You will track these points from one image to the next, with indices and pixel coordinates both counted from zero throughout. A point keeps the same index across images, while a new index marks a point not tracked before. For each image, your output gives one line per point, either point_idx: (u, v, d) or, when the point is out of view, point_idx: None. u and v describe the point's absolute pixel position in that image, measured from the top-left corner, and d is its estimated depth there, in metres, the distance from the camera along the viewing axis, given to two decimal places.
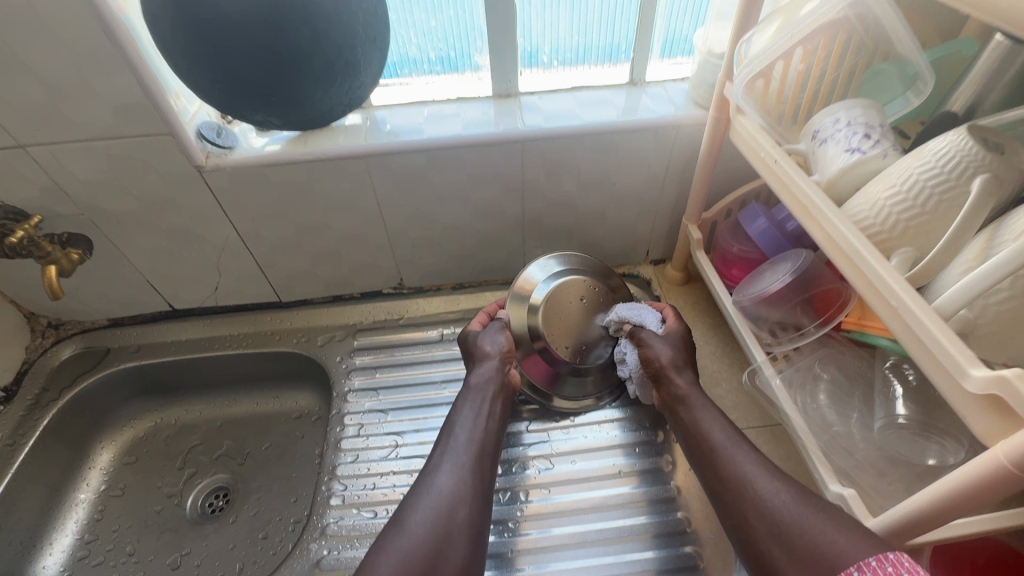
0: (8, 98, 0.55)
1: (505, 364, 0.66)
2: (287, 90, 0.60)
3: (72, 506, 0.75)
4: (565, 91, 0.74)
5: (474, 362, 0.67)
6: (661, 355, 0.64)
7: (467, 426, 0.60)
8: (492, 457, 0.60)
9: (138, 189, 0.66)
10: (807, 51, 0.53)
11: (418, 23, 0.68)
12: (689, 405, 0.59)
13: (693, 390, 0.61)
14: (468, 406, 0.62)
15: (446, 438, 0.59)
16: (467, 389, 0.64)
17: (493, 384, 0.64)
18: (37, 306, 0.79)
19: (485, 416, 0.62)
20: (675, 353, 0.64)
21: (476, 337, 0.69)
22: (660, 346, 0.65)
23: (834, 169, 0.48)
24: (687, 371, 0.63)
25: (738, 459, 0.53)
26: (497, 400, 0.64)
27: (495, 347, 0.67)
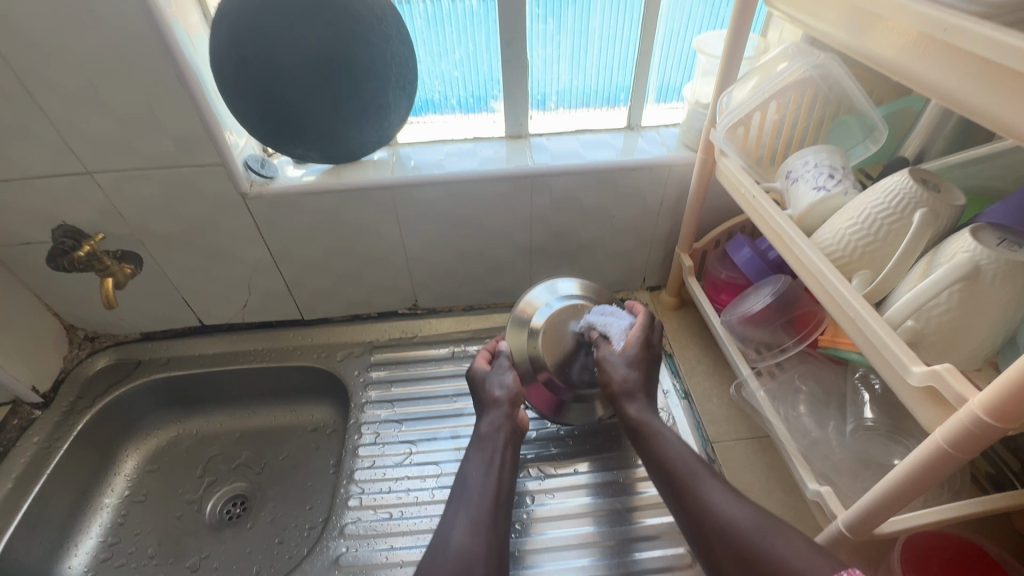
0: (86, 132, 0.64)
1: (514, 409, 0.67)
2: (327, 127, 0.68)
3: (98, 510, 0.79)
4: (570, 133, 0.83)
5: (483, 407, 0.68)
6: (618, 381, 0.65)
7: (477, 479, 0.60)
8: (507, 509, 0.60)
9: (186, 212, 0.73)
10: (780, 104, 0.62)
11: (442, 73, 0.78)
12: (657, 439, 0.61)
13: (651, 418, 0.63)
14: (479, 457, 0.62)
15: (460, 493, 0.59)
16: (478, 439, 0.65)
17: (503, 431, 0.65)
18: (77, 319, 0.85)
19: (496, 468, 0.62)
20: (631, 373, 0.65)
21: (488, 377, 0.69)
22: (613, 367, 0.66)
23: (804, 204, 0.56)
24: (641, 395, 0.65)
25: (708, 491, 0.55)
26: (507, 449, 0.64)
27: (507, 389, 0.67)
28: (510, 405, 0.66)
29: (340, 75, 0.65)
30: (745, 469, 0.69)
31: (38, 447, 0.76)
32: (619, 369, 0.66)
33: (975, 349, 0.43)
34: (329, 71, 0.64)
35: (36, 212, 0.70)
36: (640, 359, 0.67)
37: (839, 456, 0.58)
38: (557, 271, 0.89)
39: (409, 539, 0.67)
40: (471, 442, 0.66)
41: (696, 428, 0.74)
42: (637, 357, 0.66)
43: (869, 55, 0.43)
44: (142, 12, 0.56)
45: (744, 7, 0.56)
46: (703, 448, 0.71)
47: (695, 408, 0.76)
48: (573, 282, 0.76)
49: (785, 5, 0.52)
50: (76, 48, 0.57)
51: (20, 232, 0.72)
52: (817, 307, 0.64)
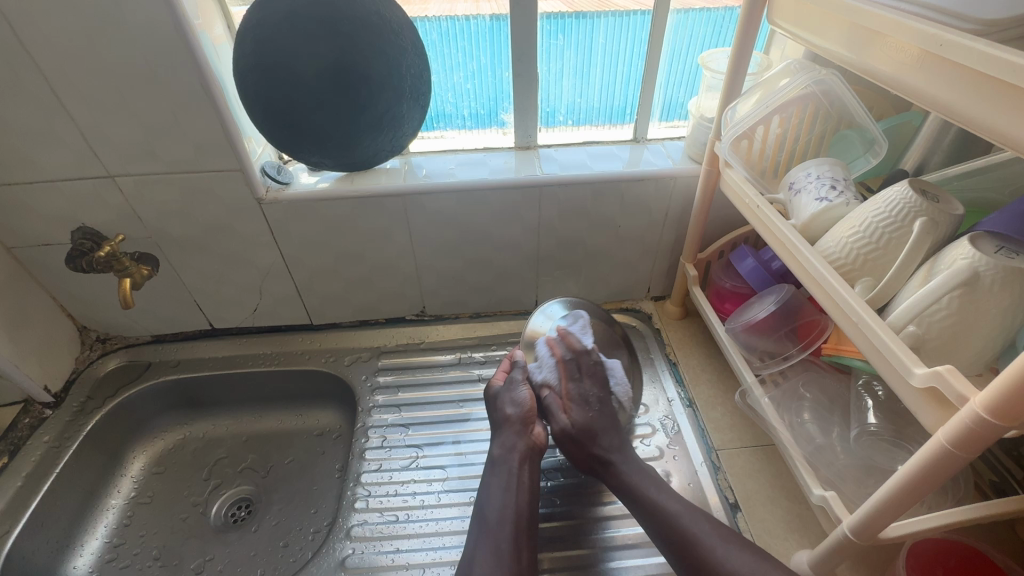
0: (112, 136, 0.66)
1: (527, 427, 0.68)
2: (343, 136, 0.70)
3: (104, 511, 0.79)
4: (578, 146, 0.85)
5: (497, 427, 0.70)
6: (600, 444, 0.66)
7: (496, 504, 0.62)
8: (528, 530, 0.61)
9: (202, 216, 0.75)
10: (783, 118, 0.64)
11: (455, 86, 0.80)
12: (650, 500, 0.60)
13: (637, 478, 0.63)
14: (496, 482, 0.64)
15: (481, 521, 0.60)
16: (493, 463, 0.66)
17: (518, 452, 0.66)
18: (90, 321, 0.87)
19: (513, 490, 0.63)
20: (598, 438, 0.67)
21: (512, 388, 0.72)
22: (572, 441, 0.67)
23: (807, 214, 0.58)
24: (616, 454, 0.65)
25: (709, 547, 0.54)
26: (524, 466, 0.65)
27: (521, 403, 0.70)
28: (522, 425, 0.68)
29: (358, 86, 0.67)
30: (750, 476, 0.69)
31: (48, 446, 0.77)
32: (582, 438, 0.67)
33: (977, 353, 0.44)
34: (348, 82, 0.66)
35: (58, 214, 0.72)
36: (593, 421, 0.68)
37: (843, 462, 0.59)
38: (563, 280, 0.90)
39: (415, 542, 0.67)
40: (485, 468, 0.67)
41: (701, 436, 0.74)
42: (582, 427, 0.67)
43: (867, 69, 0.45)
44: (172, 23, 0.58)
45: (749, 22, 0.58)
46: (708, 455, 0.72)
47: (700, 416, 0.77)
48: (561, 304, 0.79)
49: (787, 21, 0.55)
50: (106, 57, 0.60)
51: (42, 233, 0.74)
52: (820, 316, 0.66)
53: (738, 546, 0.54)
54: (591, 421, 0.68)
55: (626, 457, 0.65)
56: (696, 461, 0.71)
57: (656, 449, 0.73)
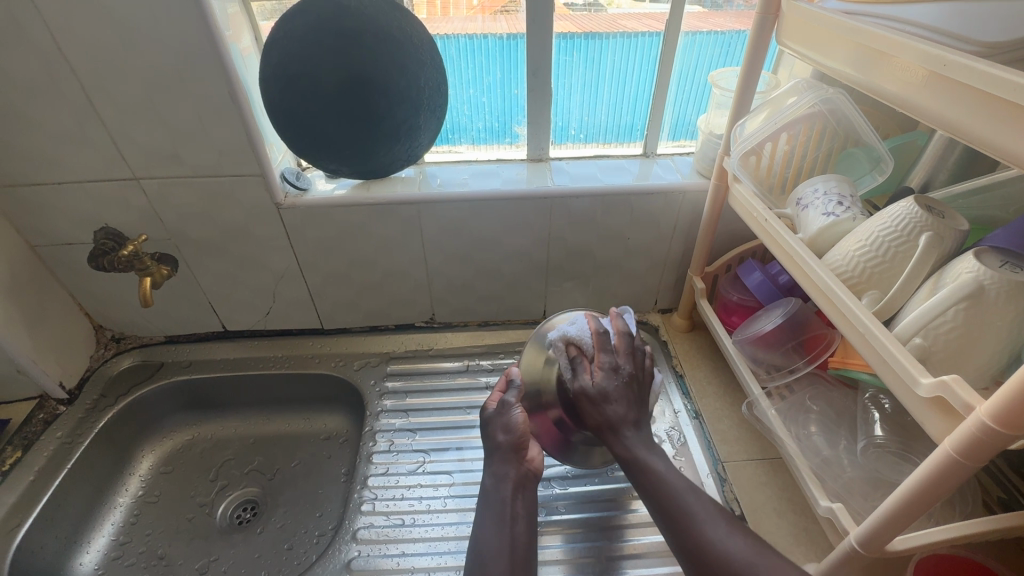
0: (139, 139, 0.68)
1: (519, 454, 0.64)
2: (361, 145, 0.72)
3: (111, 508, 0.80)
4: (589, 159, 0.87)
5: (488, 453, 0.66)
6: (612, 412, 0.60)
7: (490, 541, 0.58)
8: (526, 563, 0.57)
9: (221, 219, 0.77)
10: (791, 135, 0.65)
11: (471, 98, 0.82)
12: (652, 475, 0.57)
13: (644, 453, 0.58)
14: (490, 517, 0.61)
15: (477, 558, 0.57)
16: (486, 496, 0.63)
17: (510, 482, 0.63)
18: (106, 320, 0.88)
19: (508, 523, 0.60)
20: (613, 408, 0.60)
21: (507, 410, 0.66)
22: (586, 402, 0.61)
23: (815, 228, 0.59)
24: (629, 427, 0.60)
25: (703, 526, 0.53)
26: (517, 498, 0.62)
27: (516, 429, 0.64)
28: (515, 450, 0.64)
29: (378, 98, 0.69)
30: (756, 488, 0.69)
31: (61, 442, 0.78)
32: (596, 402, 0.60)
33: (985, 365, 0.44)
34: (368, 94, 0.68)
35: (83, 214, 0.74)
36: (614, 390, 0.60)
37: (850, 474, 0.59)
38: (571, 291, 0.92)
39: (421, 546, 0.68)
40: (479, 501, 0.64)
41: (707, 447, 0.75)
42: (600, 393, 0.60)
43: (875, 88, 0.46)
44: (204, 33, 0.61)
45: (759, 41, 0.61)
46: (714, 466, 0.72)
47: (707, 429, 0.77)
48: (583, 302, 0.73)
49: (794, 42, 0.57)
50: (140, 64, 0.62)
51: (66, 232, 0.76)
52: (828, 330, 0.66)
53: (735, 531, 0.52)
54: (612, 390, 0.60)
55: (638, 430, 0.60)
56: (703, 473, 0.72)
57: None
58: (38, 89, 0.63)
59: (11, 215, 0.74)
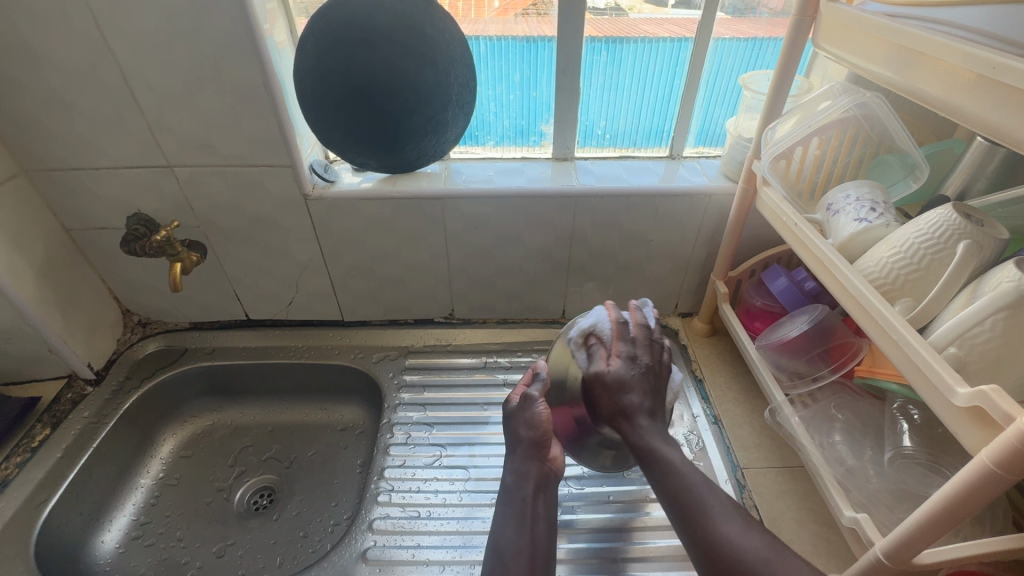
0: (175, 128, 0.70)
1: (543, 453, 0.63)
2: (388, 141, 0.73)
3: (133, 489, 0.81)
4: (614, 159, 0.87)
5: (512, 448, 0.65)
6: (627, 400, 0.58)
7: (510, 538, 0.59)
8: (545, 561, 0.58)
9: (250, 209, 0.78)
10: (822, 140, 0.65)
11: (500, 96, 0.83)
12: (667, 464, 0.55)
13: (659, 443, 0.57)
14: (511, 513, 0.61)
15: (497, 556, 0.58)
16: (507, 491, 0.63)
17: (531, 481, 0.63)
18: (134, 304, 0.90)
19: (528, 522, 0.60)
20: (632, 395, 0.58)
21: (530, 403, 0.64)
22: (602, 392, 0.59)
23: (845, 234, 0.58)
24: (644, 416, 0.58)
25: (716, 520, 0.51)
26: (538, 497, 0.62)
27: (539, 426, 0.63)
28: (537, 449, 0.63)
29: (406, 95, 0.69)
30: (776, 496, 0.68)
31: (87, 421, 0.79)
32: (611, 391, 0.59)
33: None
34: (398, 90, 0.68)
35: (117, 200, 0.76)
36: (630, 377, 0.59)
37: (876, 485, 0.58)
38: (591, 291, 0.91)
39: (436, 539, 0.68)
40: (499, 496, 0.64)
41: (726, 453, 0.74)
42: (617, 379, 0.59)
43: (915, 92, 0.46)
44: (242, 25, 0.62)
45: (794, 46, 0.60)
46: (733, 472, 0.71)
47: (726, 435, 0.76)
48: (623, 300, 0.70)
49: (831, 45, 0.56)
50: (180, 54, 0.64)
51: (100, 217, 0.78)
52: (855, 338, 0.66)
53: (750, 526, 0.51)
54: (629, 377, 0.59)
55: (653, 420, 0.58)
56: (722, 479, 0.71)
57: None
58: (80, 76, 0.65)
59: (49, 198, 0.76)
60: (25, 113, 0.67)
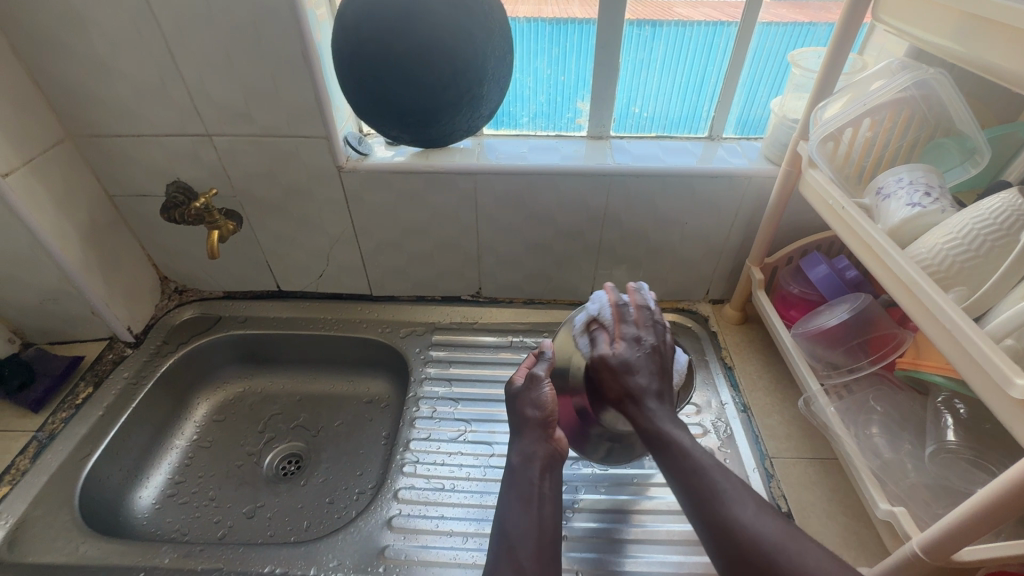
0: (215, 96, 0.70)
1: (548, 431, 0.61)
2: (420, 114, 0.60)
3: (168, 450, 0.84)
4: (650, 139, 0.84)
5: (518, 428, 0.63)
6: (634, 382, 0.56)
7: (517, 520, 0.57)
8: (552, 545, 0.57)
9: (285, 179, 0.79)
10: (874, 121, 0.61)
11: (537, 70, 0.80)
12: (674, 446, 0.53)
13: (668, 425, 0.54)
14: (517, 496, 0.59)
15: (505, 539, 0.56)
16: (513, 472, 0.61)
17: (538, 462, 0.61)
18: (171, 272, 0.93)
19: (535, 504, 0.58)
20: (639, 377, 0.56)
21: (537, 384, 0.62)
22: (606, 375, 0.58)
23: (896, 219, 0.55)
24: (652, 399, 0.56)
25: (729, 504, 0.48)
26: (544, 479, 0.60)
27: (546, 406, 0.61)
28: (542, 429, 0.61)
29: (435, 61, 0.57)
30: (805, 486, 0.67)
31: (127, 381, 0.82)
32: (618, 374, 0.57)
33: None
34: (437, 58, 0.56)
35: (158, 167, 0.78)
36: (636, 359, 0.57)
37: (914, 480, 0.56)
38: (621, 274, 0.90)
39: (459, 511, 0.69)
40: (506, 477, 0.63)
41: (754, 441, 0.72)
42: (623, 361, 0.57)
43: (988, 66, 0.43)
44: None
45: (849, 23, 0.57)
46: (762, 461, 0.70)
47: (755, 423, 0.75)
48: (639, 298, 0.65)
49: (896, 18, 0.53)
50: (221, 21, 0.64)
51: (141, 184, 0.80)
52: (898, 329, 0.64)
53: (766, 510, 0.48)
54: (634, 360, 0.57)
55: (662, 402, 0.55)
56: (749, 467, 0.70)
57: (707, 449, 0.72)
58: (125, 42, 0.66)
59: (93, 164, 0.78)
60: (72, 78, 0.69)
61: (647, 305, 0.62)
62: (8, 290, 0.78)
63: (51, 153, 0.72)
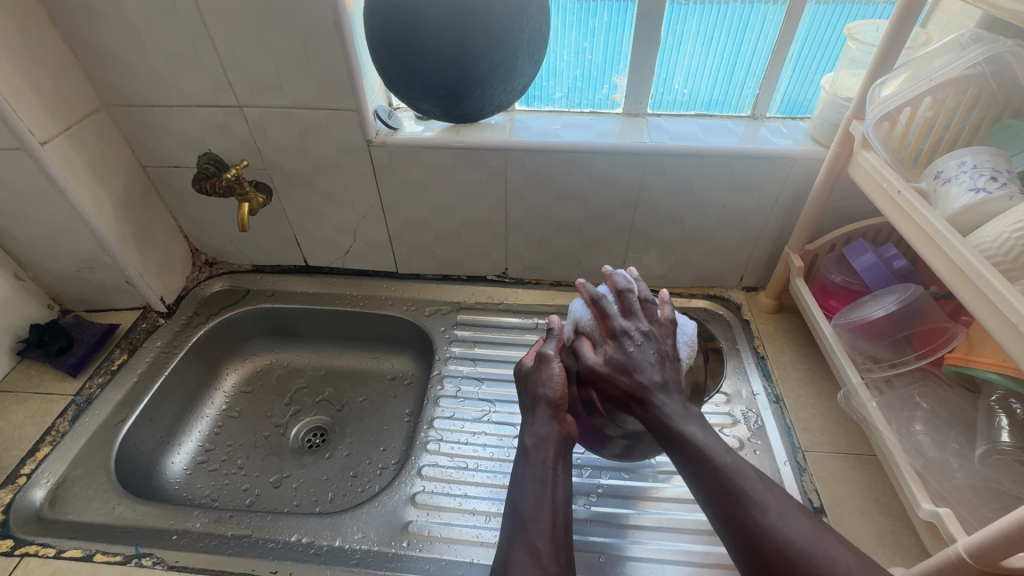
0: (246, 66, 0.69)
1: (559, 415, 0.58)
2: (452, 85, 0.54)
3: (199, 418, 0.86)
4: (689, 118, 0.81)
5: (530, 410, 0.60)
6: (638, 380, 0.52)
7: (531, 501, 0.54)
8: (565, 529, 0.53)
9: (315, 153, 0.78)
10: (936, 100, 0.57)
11: (571, 43, 0.77)
12: (688, 445, 0.48)
13: (680, 421, 0.50)
14: (530, 476, 0.56)
15: (518, 522, 0.53)
16: (526, 453, 0.57)
17: (552, 444, 0.57)
18: (202, 244, 0.94)
19: (549, 486, 0.55)
20: (643, 373, 0.52)
21: (547, 362, 0.59)
22: (605, 380, 0.53)
23: (956, 206, 0.52)
24: (661, 393, 0.51)
25: (750, 506, 0.45)
26: (558, 462, 0.56)
27: (554, 386, 0.58)
28: (552, 409, 0.58)
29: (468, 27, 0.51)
30: (839, 482, 0.65)
31: (160, 350, 0.84)
32: (618, 376, 0.52)
33: None
34: (470, 27, 0.51)
35: (190, 139, 0.78)
36: (632, 357, 0.53)
37: (960, 481, 0.54)
38: (652, 258, 0.88)
39: (483, 490, 0.69)
40: (518, 456, 0.59)
41: (787, 434, 0.70)
42: (620, 362, 0.52)
43: None
44: None
45: None
46: (794, 454, 0.68)
47: (787, 415, 0.72)
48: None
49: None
50: None
51: (173, 156, 0.80)
52: (948, 324, 0.62)
53: (795, 511, 0.45)
54: (630, 357, 0.53)
55: (671, 394, 0.51)
56: (780, 459, 0.68)
57: (736, 440, 0.70)
58: (158, 10, 0.65)
59: (128, 135, 0.78)
60: (107, 47, 0.69)
61: (628, 288, 0.58)
62: (48, 257, 0.80)
63: (87, 122, 0.73)
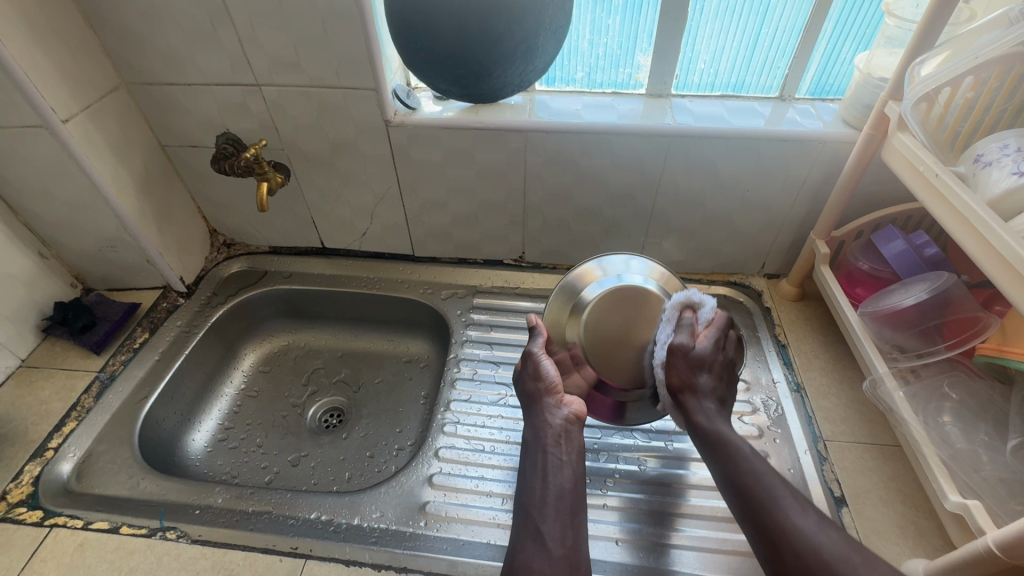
0: (264, 44, 0.68)
1: (553, 399, 0.60)
2: (469, 64, 0.50)
3: (218, 396, 0.87)
4: (714, 99, 0.79)
5: (528, 407, 0.62)
6: (700, 381, 0.56)
7: (533, 487, 0.55)
8: (574, 507, 0.54)
9: (333, 134, 0.78)
10: (978, 79, 0.54)
11: (595, 20, 0.74)
12: (732, 448, 0.52)
13: (721, 427, 0.54)
14: (531, 466, 0.57)
15: (524, 509, 0.54)
16: (527, 446, 0.59)
17: (550, 429, 0.58)
18: (220, 225, 0.94)
19: (550, 470, 0.56)
20: (706, 378, 0.57)
21: (532, 358, 0.62)
22: (681, 364, 0.56)
23: (998, 190, 0.49)
24: (711, 400, 0.56)
25: (781, 508, 0.47)
26: (560, 445, 0.58)
27: (546, 377, 0.61)
28: (549, 398, 0.60)
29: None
30: (861, 472, 0.64)
31: (180, 330, 0.85)
32: (689, 366, 0.56)
33: None
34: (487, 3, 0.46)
35: (208, 119, 0.78)
36: (711, 363, 0.57)
37: (988, 473, 0.53)
38: (671, 244, 0.86)
39: (498, 473, 0.69)
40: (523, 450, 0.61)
41: (807, 423, 0.69)
42: (701, 360, 0.57)
43: None
44: None
45: None
46: (815, 443, 0.67)
47: (808, 404, 0.71)
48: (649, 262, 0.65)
49: None
50: None
51: (191, 135, 0.80)
52: (982, 314, 0.60)
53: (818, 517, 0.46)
54: (711, 364, 0.57)
55: (717, 406, 0.56)
56: (800, 449, 0.67)
57: (755, 428, 0.69)
58: None
59: (147, 114, 0.78)
60: (125, 22, 0.68)
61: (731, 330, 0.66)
62: (70, 237, 0.81)
63: (107, 100, 0.73)
